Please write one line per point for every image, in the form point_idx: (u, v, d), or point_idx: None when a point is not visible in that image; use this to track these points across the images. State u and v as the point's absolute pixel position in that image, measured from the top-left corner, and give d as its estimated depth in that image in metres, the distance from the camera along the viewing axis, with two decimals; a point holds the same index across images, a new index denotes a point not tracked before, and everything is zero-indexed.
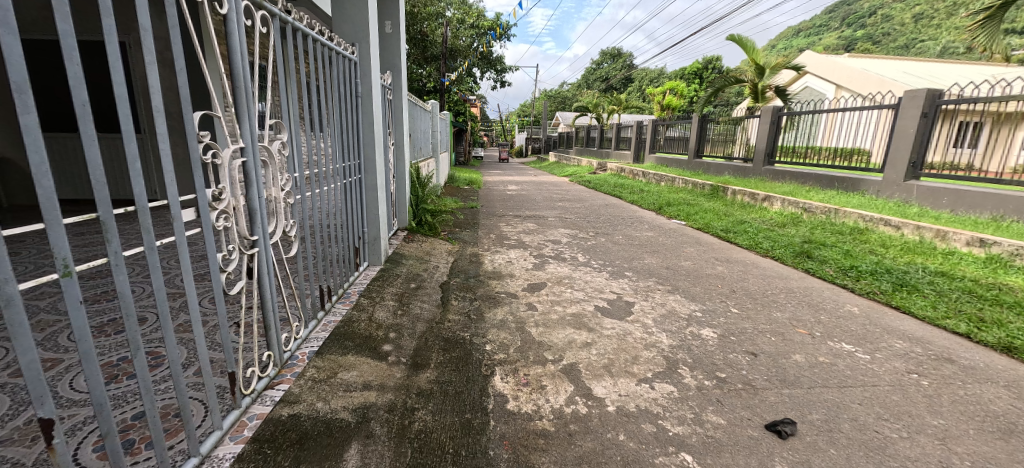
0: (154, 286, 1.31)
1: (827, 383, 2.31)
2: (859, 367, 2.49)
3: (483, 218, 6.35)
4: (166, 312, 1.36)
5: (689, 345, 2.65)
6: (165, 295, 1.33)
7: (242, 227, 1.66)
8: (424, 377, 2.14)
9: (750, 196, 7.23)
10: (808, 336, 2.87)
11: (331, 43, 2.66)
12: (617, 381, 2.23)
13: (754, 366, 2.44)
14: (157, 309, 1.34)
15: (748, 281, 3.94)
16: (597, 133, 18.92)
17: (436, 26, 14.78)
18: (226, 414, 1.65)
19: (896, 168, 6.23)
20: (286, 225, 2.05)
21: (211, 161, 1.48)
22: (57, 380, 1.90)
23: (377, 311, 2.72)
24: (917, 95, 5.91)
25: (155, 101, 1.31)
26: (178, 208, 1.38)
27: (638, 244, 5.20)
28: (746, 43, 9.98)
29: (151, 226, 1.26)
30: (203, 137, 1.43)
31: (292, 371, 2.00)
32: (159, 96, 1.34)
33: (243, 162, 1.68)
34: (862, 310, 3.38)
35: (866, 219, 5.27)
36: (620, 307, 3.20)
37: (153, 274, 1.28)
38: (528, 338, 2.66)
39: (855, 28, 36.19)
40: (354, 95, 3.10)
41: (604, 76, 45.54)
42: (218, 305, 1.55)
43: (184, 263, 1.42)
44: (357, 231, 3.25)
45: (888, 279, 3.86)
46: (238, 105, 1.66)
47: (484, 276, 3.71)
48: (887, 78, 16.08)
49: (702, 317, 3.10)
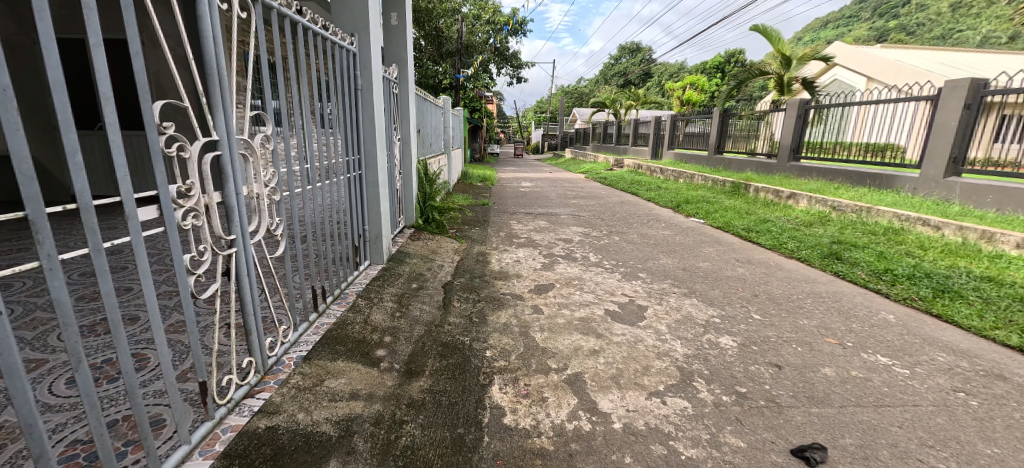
0: (102, 291, 1.19)
1: (861, 401, 2.09)
2: (898, 384, 2.26)
3: (494, 216, 6.21)
4: (118, 320, 1.24)
5: (706, 355, 2.45)
6: (113, 302, 1.21)
7: (216, 226, 1.50)
8: (417, 386, 2.00)
9: (773, 193, 6.91)
10: (838, 347, 2.64)
11: (325, 32, 2.51)
12: (625, 394, 2.05)
13: (777, 380, 2.24)
14: (108, 316, 1.22)
15: (771, 285, 3.70)
16: (614, 129, 18.61)
17: (451, 22, 14.86)
18: (196, 427, 1.54)
19: (934, 164, 5.84)
20: (271, 223, 1.89)
21: (177, 154, 1.33)
22: (38, 382, 1.81)
23: (374, 313, 2.58)
24: (959, 85, 5.52)
25: (101, 87, 1.18)
26: (134, 206, 1.24)
27: (654, 244, 4.99)
28: (770, 33, 9.59)
29: (97, 226, 1.14)
30: (166, 128, 1.28)
31: (275, 379, 1.87)
32: (109, 83, 1.21)
33: (217, 156, 1.53)
34: (898, 318, 3.12)
35: (902, 218, 4.91)
36: (632, 312, 3.01)
37: (99, 279, 1.16)
38: (531, 344, 2.50)
39: (887, 19, 34.73)
40: (353, 89, 2.97)
41: (622, 72, 44.89)
42: (186, 310, 1.41)
43: (141, 266, 1.29)
44: (356, 229, 3.11)
45: (927, 284, 3.57)
46: (211, 95, 1.51)
47: (489, 276, 3.58)
48: (924, 70, 15.30)
49: (721, 323, 2.89)
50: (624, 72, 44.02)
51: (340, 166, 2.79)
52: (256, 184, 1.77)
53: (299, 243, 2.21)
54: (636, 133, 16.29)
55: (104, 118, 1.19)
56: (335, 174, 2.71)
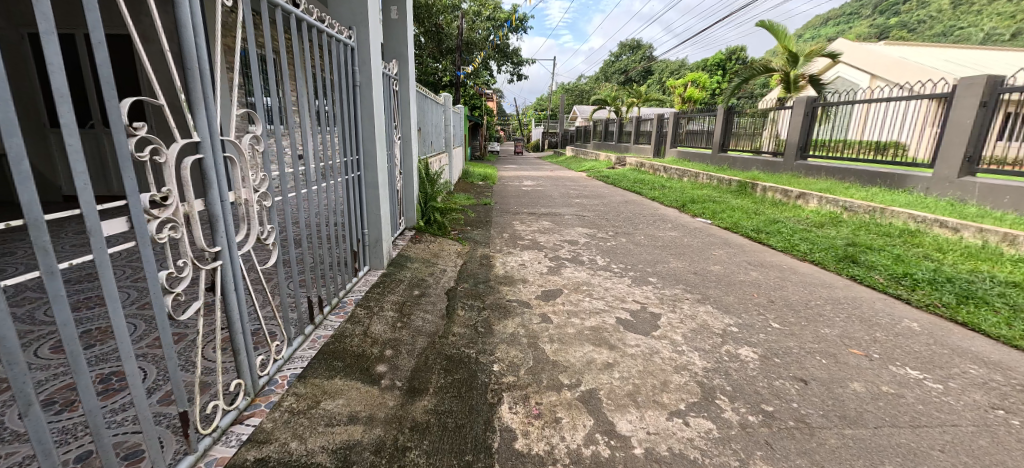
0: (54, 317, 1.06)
1: (896, 421, 1.95)
2: (933, 401, 2.12)
3: (496, 216, 6.06)
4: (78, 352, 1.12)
5: (727, 368, 2.31)
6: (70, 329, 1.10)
7: (198, 238, 1.35)
8: (420, 406, 1.85)
9: (782, 192, 6.76)
10: (865, 359, 2.50)
11: (320, 24, 2.35)
12: (644, 414, 1.91)
13: (805, 397, 2.09)
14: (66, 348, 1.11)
15: (787, 291, 3.55)
16: (616, 127, 18.46)
17: (451, 18, 14.71)
18: (178, 460, 1.39)
19: (948, 163, 5.70)
20: (261, 231, 1.74)
21: (150, 158, 1.18)
22: (8, 406, 1.66)
23: (374, 324, 2.43)
24: (975, 83, 5.38)
25: (55, 82, 1.04)
26: (96, 219, 1.10)
27: (662, 246, 4.85)
28: (776, 29, 9.42)
29: (46, 244, 1.03)
30: (135, 128, 1.13)
31: (267, 401, 1.72)
32: (64, 77, 1.07)
33: (198, 159, 1.38)
34: (923, 326, 2.98)
35: (918, 219, 4.78)
36: (645, 321, 2.87)
37: (51, 303, 1.04)
38: (541, 357, 2.36)
39: (889, 16, 34.57)
40: (351, 85, 2.82)
41: (622, 69, 44.68)
42: (163, 335, 1.26)
43: (107, 285, 1.15)
44: (354, 233, 2.95)
45: (951, 289, 3.42)
46: (191, 91, 1.35)
47: (494, 281, 3.43)
48: (929, 67, 15.17)
49: (739, 333, 2.75)
50: (624, 69, 43.80)
51: (338, 166, 2.65)
52: (247, 189, 1.62)
53: (294, 250, 2.06)
54: (637, 131, 16.13)
55: (58, 118, 1.03)
56: (332, 176, 2.57)
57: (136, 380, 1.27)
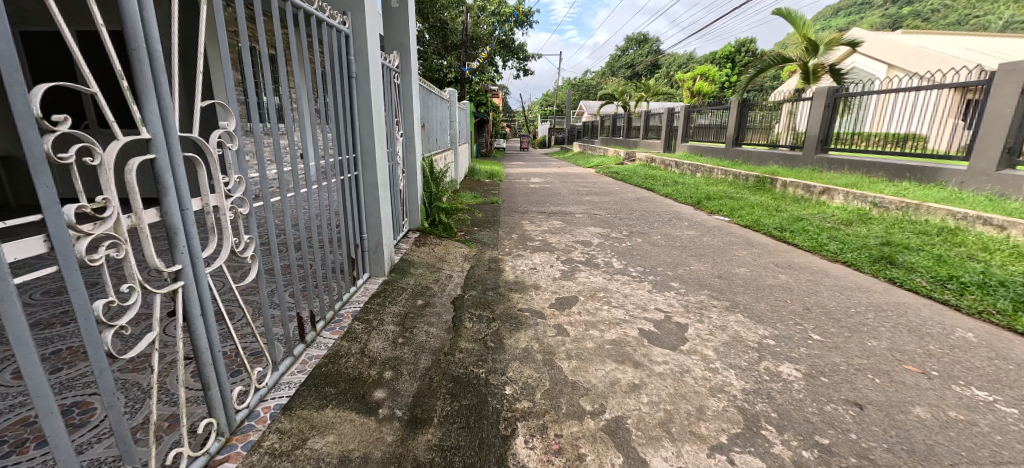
0: None
1: (974, 457, 1.68)
2: (1012, 429, 1.84)
3: (504, 216, 5.81)
4: None
5: (769, 390, 2.05)
6: None
7: (149, 256, 1.11)
8: (423, 441, 1.61)
9: (804, 188, 6.45)
10: (924, 378, 2.21)
11: (307, 6, 2.08)
12: (681, 449, 1.66)
13: (863, 425, 1.83)
14: None
15: (822, 297, 3.27)
16: (624, 122, 18.15)
17: (456, 13, 14.55)
18: None
19: (985, 156, 5.39)
20: (237, 243, 1.47)
21: (75, 162, 0.93)
22: None
23: (372, 341, 2.19)
24: (1016, 69, 5.08)
25: None
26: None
27: (681, 246, 4.57)
28: (793, 17, 9.06)
29: None
30: (53, 123, 0.89)
31: (245, 441, 1.49)
32: None
33: (150, 162, 1.12)
34: (980, 336, 2.69)
35: (958, 217, 4.46)
36: (671, 333, 2.60)
37: None
38: (558, 376, 2.11)
39: (901, 5, 33.87)
40: (346, 77, 2.55)
41: (629, 64, 44.23)
42: (101, 380, 1.03)
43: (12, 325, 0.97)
44: (352, 238, 2.69)
45: (1005, 294, 3.12)
46: (137, 77, 1.08)
47: (504, 288, 3.19)
48: (948, 56, 14.73)
49: (777, 346, 2.48)
50: (631, 63, 43.25)
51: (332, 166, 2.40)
52: (217, 193, 1.36)
53: (279, 262, 1.81)
54: (646, 125, 15.79)
55: None
56: (326, 177, 2.33)
57: (62, 437, 1.09)
